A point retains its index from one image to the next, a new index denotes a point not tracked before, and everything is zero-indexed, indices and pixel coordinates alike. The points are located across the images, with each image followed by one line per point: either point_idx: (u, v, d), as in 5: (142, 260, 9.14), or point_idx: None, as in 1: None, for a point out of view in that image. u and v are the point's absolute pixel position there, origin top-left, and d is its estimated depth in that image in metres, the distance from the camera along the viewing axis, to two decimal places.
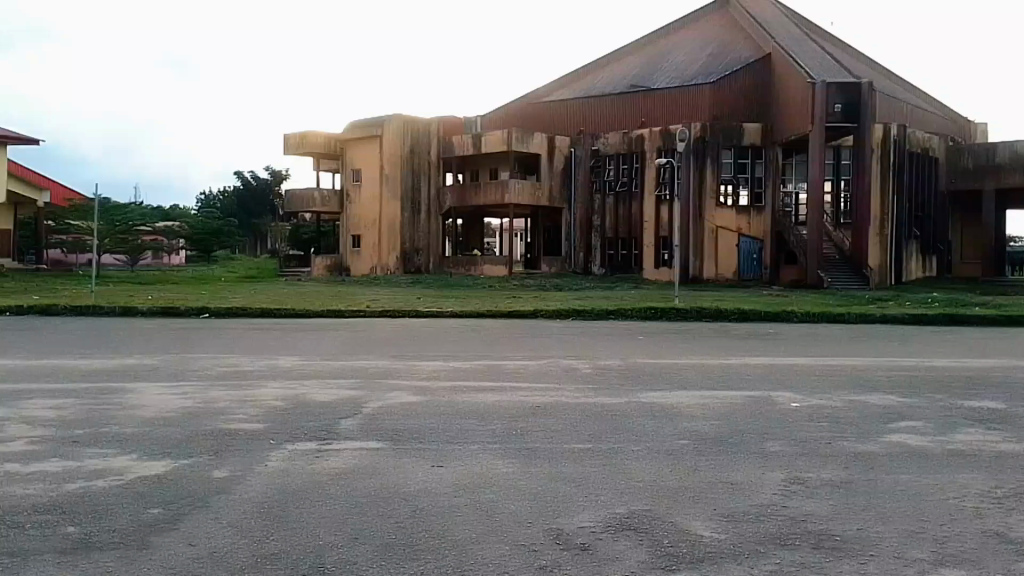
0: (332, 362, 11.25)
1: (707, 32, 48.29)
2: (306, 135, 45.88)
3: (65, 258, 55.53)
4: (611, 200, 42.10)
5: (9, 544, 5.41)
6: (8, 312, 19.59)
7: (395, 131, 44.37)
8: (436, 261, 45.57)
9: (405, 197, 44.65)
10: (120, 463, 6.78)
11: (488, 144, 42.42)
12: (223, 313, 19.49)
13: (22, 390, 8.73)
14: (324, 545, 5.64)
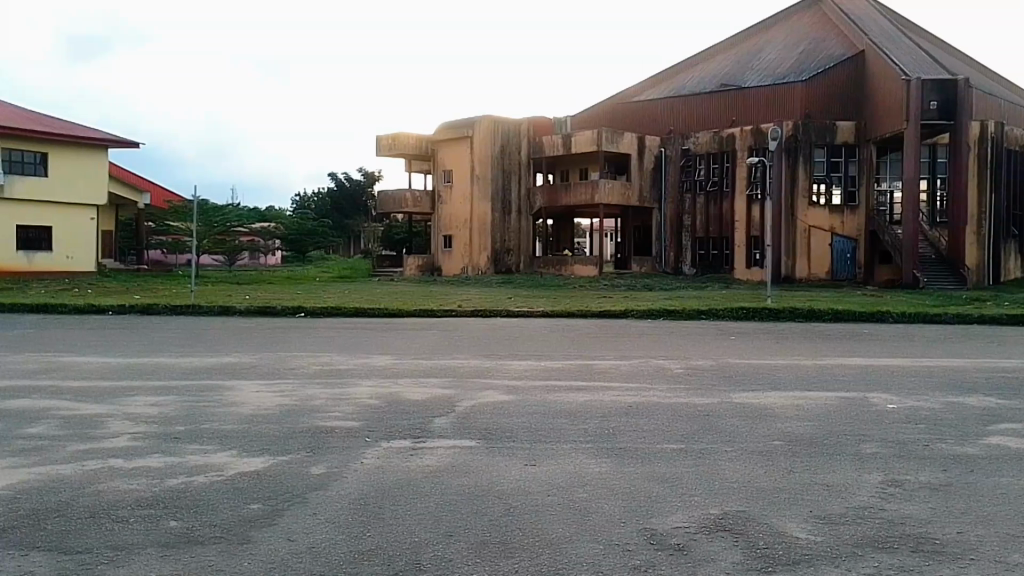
0: (419, 361, 11.33)
1: (795, 32, 47.87)
2: (397, 137, 46.51)
3: (165, 259, 57.22)
4: (702, 199, 42.20)
5: (117, 537, 5.51)
6: (112, 312, 20.11)
7: (484, 131, 44.71)
8: (527, 261, 46.28)
9: (494, 198, 45.14)
10: (220, 459, 6.85)
11: (578, 143, 42.30)
12: (319, 313, 19.73)
13: (130, 388, 8.98)
14: (419, 542, 5.68)
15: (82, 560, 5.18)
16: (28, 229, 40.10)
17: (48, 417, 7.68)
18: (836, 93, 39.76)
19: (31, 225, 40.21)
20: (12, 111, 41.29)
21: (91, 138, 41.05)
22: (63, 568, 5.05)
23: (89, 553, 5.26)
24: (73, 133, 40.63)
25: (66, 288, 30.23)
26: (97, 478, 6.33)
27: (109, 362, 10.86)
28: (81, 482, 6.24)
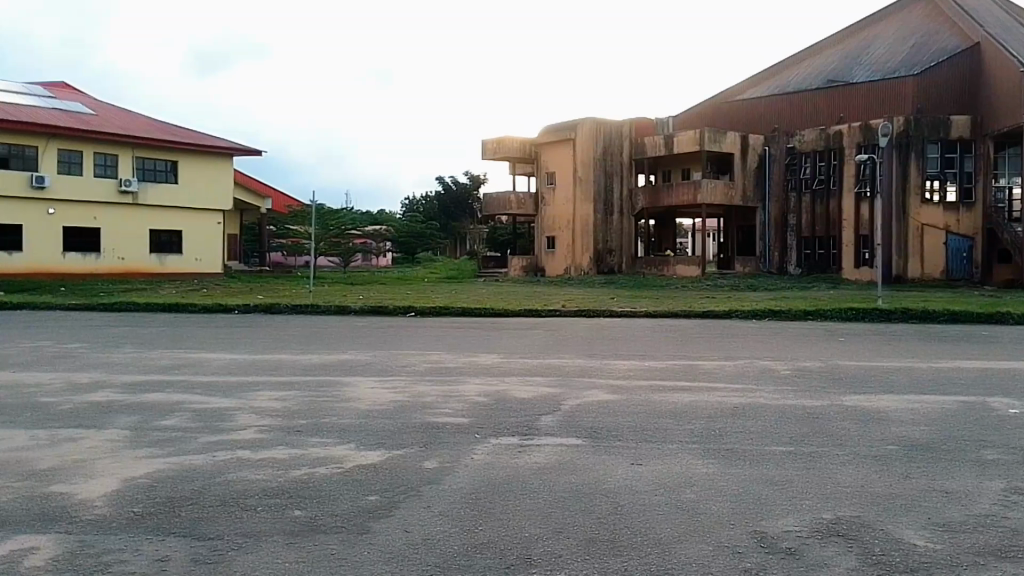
0: (520, 360, 11.54)
1: (907, 24, 46.47)
2: (502, 141, 47.17)
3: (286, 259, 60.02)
4: (808, 197, 41.45)
5: (246, 524, 5.78)
6: (237, 311, 21.13)
7: (588, 135, 45.07)
8: (629, 261, 46.32)
9: (597, 199, 45.33)
10: (339, 452, 7.12)
11: (681, 143, 42.30)
12: (429, 313, 20.20)
13: (256, 384, 9.48)
14: (529, 537, 5.76)
15: (214, 546, 5.46)
16: (160, 233, 42.45)
17: (181, 410, 8.16)
18: (951, 87, 38.72)
19: (163, 230, 42.55)
20: (145, 122, 44.14)
21: (218, 147, 43.55)
22: (199, 552, 5.35)
23: (220, 540, 5.54)
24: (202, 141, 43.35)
25: (195, 288, 32.15)
26: (226, 468, 6.65)
27: (233, 358, 11.44)
28: (213, 472, 6.58)
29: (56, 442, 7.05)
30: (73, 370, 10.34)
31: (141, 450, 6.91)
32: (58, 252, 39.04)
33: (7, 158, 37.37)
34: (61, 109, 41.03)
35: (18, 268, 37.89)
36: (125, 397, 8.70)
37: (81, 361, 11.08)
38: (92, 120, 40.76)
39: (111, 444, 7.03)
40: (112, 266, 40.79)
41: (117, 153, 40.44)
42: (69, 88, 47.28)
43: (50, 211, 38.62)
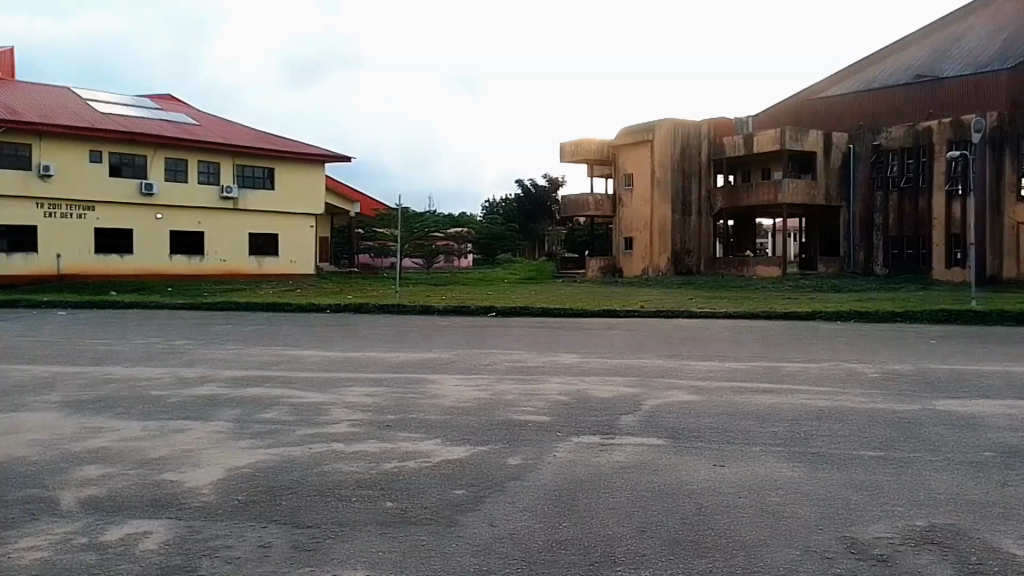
0: (602, 360, 11.63)
1: (1000, 16, 44.51)
2: (580, 143, 48.20)
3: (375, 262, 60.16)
4: (895, 196, 40.12)
5: (340, 514, 6.04)
6: (329, 310, 21.85)
7: (665, 134, 44.90)
8: (707, 262, 45.83)
9: (674, 199, 45.09)
10: (426, 447, 7.34)
11: (759, 143, 41.92)
12: (510, 313, 20.46)
13: (346, 379, 9.90)
14: (612, 536, 5.83)
15: (312, 534, 5.73)
16: (257, 237, 44.28)
17: (279, 403, 8.59)
18: None
19: (260, 234, 44.36)
20: (244, 131, 45.96)
21: (310, 153, 45.24)
22: (298, 540, 5.61)
23: (317, 528, 5.80)
24: (295, 148, 45.16)
25: (291, 288, 33.64)
26: (322, 460, 6.95)
27: (325, 355, 11.91)
28: (310, 463, 6.89)
29: (167, 433, 7.51)
30: (179, 365, 10.96)
31: (243, 441, 7.30)
32: (165, 256, 41.19)
33: (118, 166, 39.52)
34: (167, 119, 43.13)
35: (130, 270, 40.13)
36: (227, 392, 9.17)
37: (187, 357, 11.74)
38: (196, 130, 42.72)
39: (216, 435, 7.45)
40: (214, 268, 42.78)
41: (218, 161, 42.36)
42: (175, 100, 49.53)
43: (158, 217, 40.72)
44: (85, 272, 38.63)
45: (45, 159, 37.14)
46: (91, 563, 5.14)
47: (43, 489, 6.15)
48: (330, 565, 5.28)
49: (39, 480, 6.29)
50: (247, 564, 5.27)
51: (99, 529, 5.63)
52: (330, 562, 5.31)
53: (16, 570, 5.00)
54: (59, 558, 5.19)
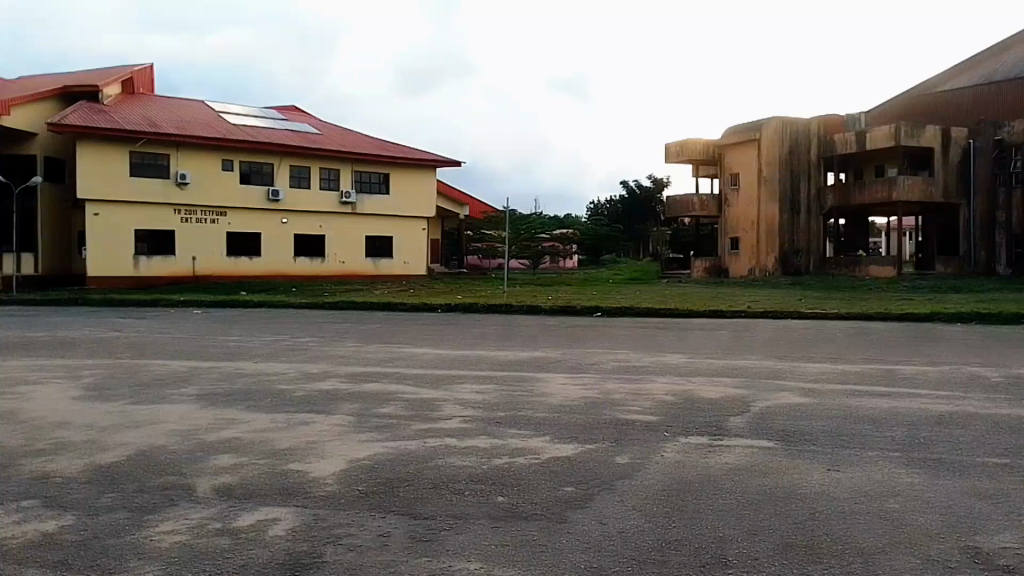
0: (709, 360, 11.58)
1: None
2: (684, 143, 47.92)
3: (484, 263, 61.68)
4: (1019, 191, 39.03)
5: (454, 507, 6.23)
6: (440, 309, 22.42)
7: (774, 131, 43.67)
8: (817, 262, 44.35)
9: (782, 198, 43.94)
10: (536, 444, 7.50)
11: (872, 139, 40.59)
12: (616, 313, 20.51)
13: (456, 376, 10.28)
14: (723, 538, 5.72)
15: (428, 525, 5.94)
16: (373, 240, 46.08)
17: (395, 399, 8.97)
18: None
19: (377, 237, 46.16)
20: (361, 138, 47.92)
21: (424, 159, 46.78)
22: (415, 531, 5.82)
23: (433, 520, 6.01)
24: (409, 154, 46.93)
25: (403, 288, 34.87)
26: (436, 454, 7.19)
27: (437, 353, 12.29)
28: (423, 457, 7.14)
29: (293, 425, 7.95)
30: (301, 361, 11.56)
31: (363, 435, 7.64)
32: (289, 257, 43.43)
33: (249, 175, 41.89)
34: (293, 129, 45.46)
35: (257, 271, 42.46)
36: (347, 386, 9.64)
37: (307, 353, 12.35)
38: (318, 138, 44.83)
39: (338, 428, 7.84)
40: (333, 270, 44.80)
41: (338, 168, 44.43)
42: (296, 110, 51.84)
43: (283, 221, 43.06)
44: (216, 273, 41.12)
45: (183, 168, 39.77)
46: (226, 548, 5.47)
47: (182, 476, 6.58)
48: (446, 556, 5.46)
49: (178, 468, 6.73)
50: (368, 552, 5.52)
51: (233, 515, 5.97)
52: (445, 553, 5.48)
53: (160, 552, 5.38)
54: (198, 542, 5.55)
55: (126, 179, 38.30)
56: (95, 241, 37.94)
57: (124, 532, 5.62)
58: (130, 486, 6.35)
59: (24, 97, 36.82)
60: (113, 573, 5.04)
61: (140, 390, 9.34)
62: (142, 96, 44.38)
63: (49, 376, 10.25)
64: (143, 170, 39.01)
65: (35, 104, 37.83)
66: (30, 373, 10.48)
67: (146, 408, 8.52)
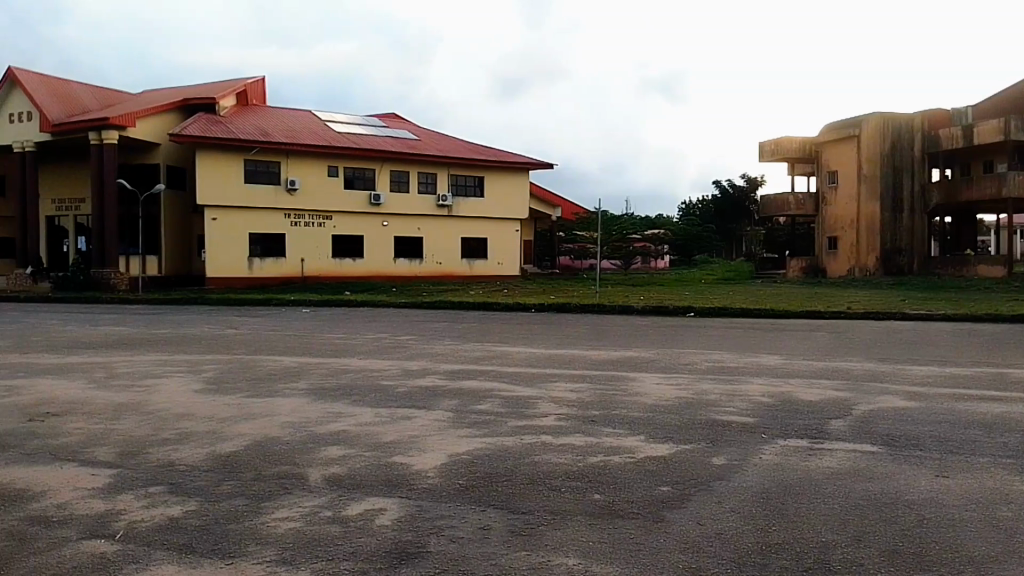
0: (806, 362, 11.39)
1: None
2: (781, 142, 46.71)
3: (575, 263, 62.25)
4: None
5: (552, 502, 6.32)
6: (534, 308, 22.69)
7: (873, 130, 42.48)
8: (921, 262, 42.96)
9: (885, 195, 42.56)
10: (633, 443, 7.57)
11: (980, 135, 39.15)
12: (710, 313, 20.29)
13: (551, 375, 10.48)
14: (826, 542, 5.58)
15: (527, 520, 6.04)
16: (470, 241, 47.15)
17: (492, 396, 9.22)
18: None
19: (474, 238, 47.24)
20: (458, 143, 49.02)
21: (519, 161, 47.78)
22: (513, 525, 5.94)
23: (531, 515, 6.11)
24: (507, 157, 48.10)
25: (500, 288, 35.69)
26: (533, 451, 7.35)
27: (531, 352, 12.50)
28: (521, 453, 7.30)
29: (395, 419, 8.28)
30: (400, 358, 11.98)
31: (462, 430, 7.90)
32: (390, 258, 44.81)
33: (354, 180, 43.49)
34: (394, 135, 46.96)
35: (361, 272, 44.05)
36: (444, 383, 9.96)
37: (405, 351, 12.76)
38: (417, 144, 46.16)
39: (438, 423, 8.12)
40: (430, 270, 46.03)
41: (437, 172, 45.68)
42: (397, 117, 53.27)
43: (385, 224, 44.39)
44: (323, 274, 42.92)
45: (293, 174, 41.53)
46: (335, 536, 5.74)
47: (294, 466, 6.95)
48: (544, 551, 5.53)
49: (290, 458, 7.11)
50: (469, 544, 5.68)
51: (342, 504, 6.26)
52: (544, 548, 5.57)
53: (275, 537, 5.68)
54: (310, 529, 5.84)
55: (242, 185, 40.18)
56: (213, 243, 39.88)
57: (241, 518, 5.96)
58: (247, 474, 6.74)
59: (150, 109, 39.06)
60: (233, 556, 5.36)
61: (255, 384, 9.93)
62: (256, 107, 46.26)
63: (172, 370, 11.01)
64: (255, 177, 40.83)
65: (157, 116, 39.95)
66: (154, 367, 11.26)
67: (260, 401, 9.04)
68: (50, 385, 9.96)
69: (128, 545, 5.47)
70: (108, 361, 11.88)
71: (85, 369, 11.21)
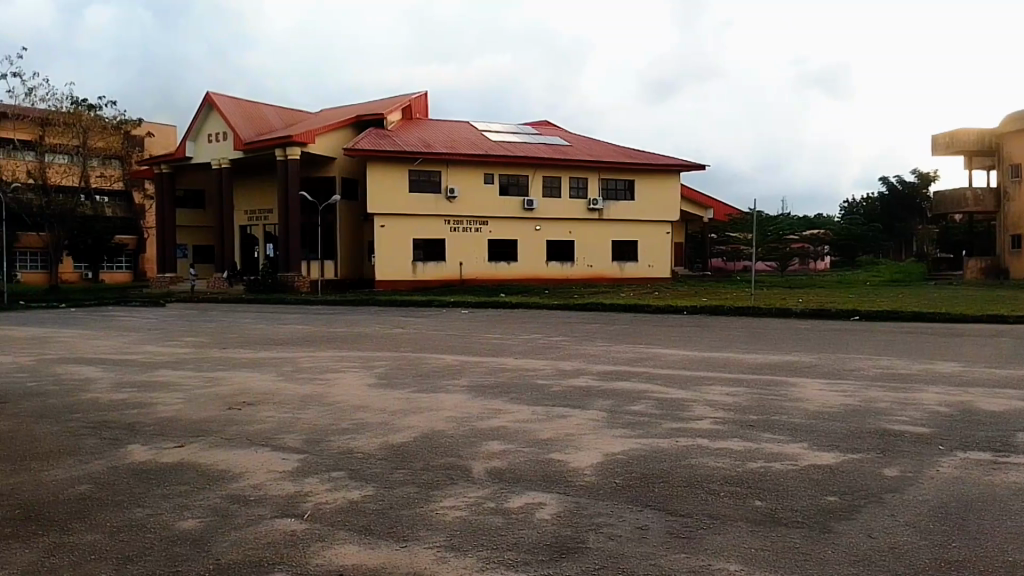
0: (991, 370, 10.55)
1: None
2: (956, 134, 42.90)
3: (727, 266, 61.21)
4: None
5: (711, 507, 6.24)
6: (686, 312, 22.29)
7: None
8: None
9: None
10: (793, 450, 7.38)
11: None
12: (877, 317, 19.19)
13: (704, 377, 10.40)
14: (1016, 562, 5.17)
15: (685, 523, 6.00)
16: (620, 244, 47.51)
17: (646, 397, 9.31)
18: None
19: (623, 241, 47.57)
20: (608, 147, 49.38)
21: (671, 163, 47.61)
22: (672, 527, 5.92)
23: (690, 518, 6.06)
24: (660, 160, 48.08)
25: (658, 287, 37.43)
26: (690, 454, 7.34)
27: (684, 354, 12.43)
28: (678, 455, 7.32)
29: (551, 417, 8.54)
30: (555, 358, 12.27)
31: (616, 430, 8.04)
32: (542, 261, 45.78)
33: (507, 186, 44.70)
34: (545, 142, 47.88)
35: (515, 275, 45.18)
36: (598, 383, 10.14)
37: (559, 351, 13.04)
38: (568, 150, 46.87)
39: (592, 422, 8.30)
40: (581, 273, 46.66)
41: (587, 177, 46.18)
42: (550, 125, 54.43)
43: (536, 228, 45.47)
44: (480, 276, 44.44)
45: (453, 182, 43.39)
46: (499, 526, 6.00)
47: (459, 458, 7.34)
48: (704, 554, 5.48)
49: (454, 451, 7.51)
50: (627, 542, 5.73)
51: (504, 496, 6.54)
52: (704, 552, 5.51)
53: (445, 524, 6.04)
54: (475, 518, 6.15)
55: (406, 194, 42.42)
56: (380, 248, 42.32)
57: (413, 505, 6.39)
58: (416, 464, 7.20)
59: (326, 126, 42.30)
60: (406, 540, 5.75)
61: (422, 380, 10.57)
62: (419, 121, 48.54)
63: (348, 365, 11.90)
64: (419, 185, 42.92)
65: (334, 132, 43.24)
66: (334, 362, 12.23)
67: (426, 396, 9.62)
68: (244, 376, 11.10)
69: (314, 525, 6.00)
70: (291, 356, 13.05)
71: (273, 362, 12.38)
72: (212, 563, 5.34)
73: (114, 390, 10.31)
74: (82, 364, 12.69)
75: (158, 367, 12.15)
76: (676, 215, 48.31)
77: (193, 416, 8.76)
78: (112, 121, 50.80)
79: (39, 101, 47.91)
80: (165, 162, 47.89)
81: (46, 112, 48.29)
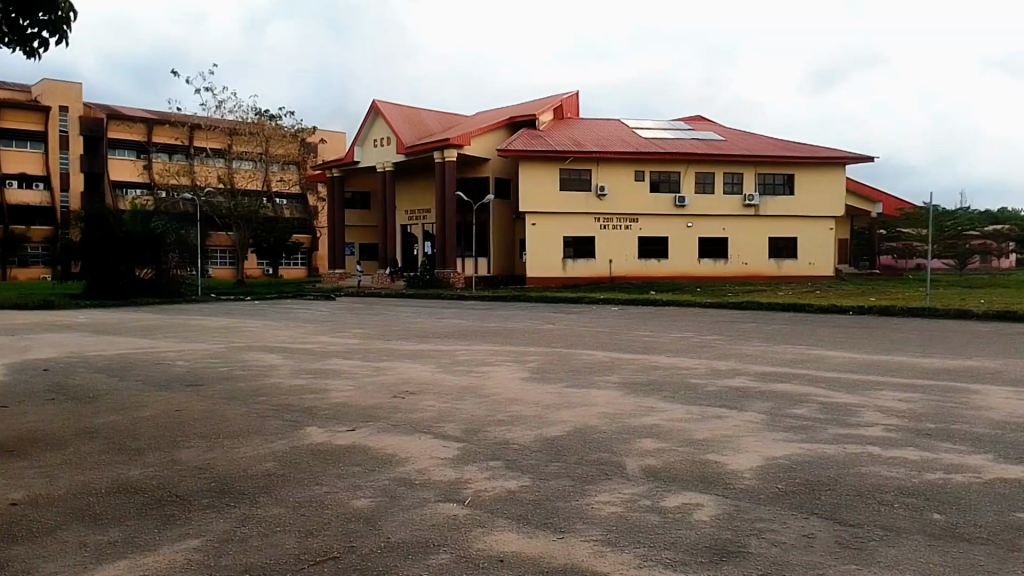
0: None
1: None
2: None
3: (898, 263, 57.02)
4: None
5: (882, 518, 5.92)
6: (852, 312, 21.15)
7: None
8: None
9: None
10: (976, 462, 6.85)
11: None
12: None
13: (875, 381, 9.88)
14: None
15: (856, 533, 5.71)
16: (776, 241, 45.93)
17: (808, 401, 8.98)
18: None
19: (779, 237, 45.93)
20: (763, 141, 47.76)
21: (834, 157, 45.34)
22: (841, 537, 5.66)
23: (861, 528, 5.77)
24: (823, 152, 45.90)
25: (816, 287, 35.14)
26: (858, 462, 7.00)
27: (851, 356, 11.84)
28: (844, 463, 7.00)
29: (707, 417, 8.42)
30: (709, 357, 12.05)
31: (778, 434, 7.80)
32: (693, 258, 44.99)
33: (659, 183, 44.33)
34: (700, 138, 47.03)
35: (665, 272, 44.72)
36: (758, 384, 9.86)
37: (714, 351, 12.81)
38: (723, 145, 45.72)
39: (751, 424, 8.12)
40: (735, 270, 45.46)
41: (742, 172, 44.95)
42: (703, 120, 53.32)
43: (688, 225, 44.70)
44: (631, 274, 44.28)
45: (604, 181, 43.46)
46: (657, 524, 5.98)
47: (613, 454, 7.41)
48: (876, 566, 5.20)
49: (608, 446, 7.59)
50: (793, 549, 5.52)
51: (659, 495, 6.52)
52: (878, 565, 5.21)
53: (602, 519, 6.10)
54: (631, 515, 6.17)
55: (557, 193, 42.89)
56: (535, 247, 43.02)
57: (570, 497, 6.51)
58: (571, 458, 7.33)
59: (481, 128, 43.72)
60: (564, 532, 5.87)
61: (577, 376, 10.72)
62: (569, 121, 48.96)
63: (502, 359, 12.28)
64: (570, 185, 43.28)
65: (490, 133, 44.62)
66: (488, 356, 12.65)
67: (579, 392, 9.77)
68: (406, 367, 11.73)
69: (476, 511, 6.26)
70: (449, 349, 13.62)
71: (431, 354, 12.98)
72: (385, 540, 5.70)
73: (292, 376, 11.22)
74: (262, 351, 13.92)
75: (328, 355, 13.10)
76: (841, 210, 45.95)
77: (362, 403, 9.38)
78: (291, 129, 54.04)
79: (229, 113, 52.25)
80: (336, 167, 51.11)
81: (235, 122, 52.74)
